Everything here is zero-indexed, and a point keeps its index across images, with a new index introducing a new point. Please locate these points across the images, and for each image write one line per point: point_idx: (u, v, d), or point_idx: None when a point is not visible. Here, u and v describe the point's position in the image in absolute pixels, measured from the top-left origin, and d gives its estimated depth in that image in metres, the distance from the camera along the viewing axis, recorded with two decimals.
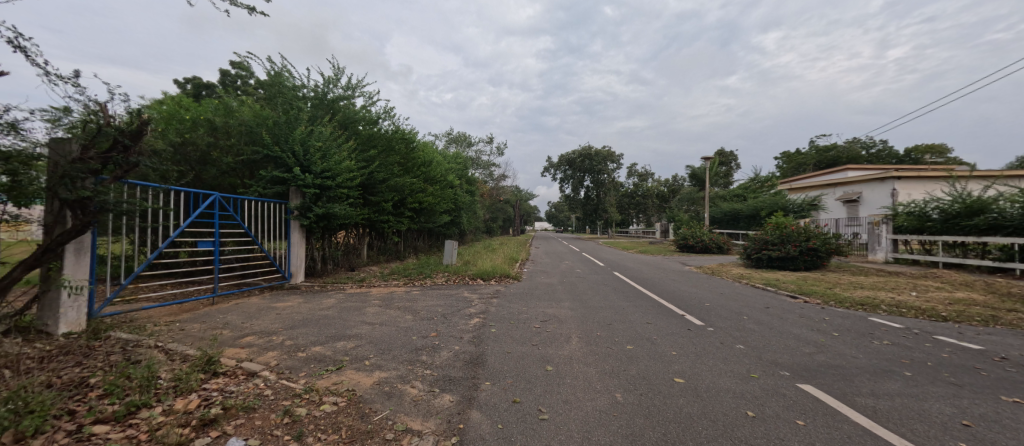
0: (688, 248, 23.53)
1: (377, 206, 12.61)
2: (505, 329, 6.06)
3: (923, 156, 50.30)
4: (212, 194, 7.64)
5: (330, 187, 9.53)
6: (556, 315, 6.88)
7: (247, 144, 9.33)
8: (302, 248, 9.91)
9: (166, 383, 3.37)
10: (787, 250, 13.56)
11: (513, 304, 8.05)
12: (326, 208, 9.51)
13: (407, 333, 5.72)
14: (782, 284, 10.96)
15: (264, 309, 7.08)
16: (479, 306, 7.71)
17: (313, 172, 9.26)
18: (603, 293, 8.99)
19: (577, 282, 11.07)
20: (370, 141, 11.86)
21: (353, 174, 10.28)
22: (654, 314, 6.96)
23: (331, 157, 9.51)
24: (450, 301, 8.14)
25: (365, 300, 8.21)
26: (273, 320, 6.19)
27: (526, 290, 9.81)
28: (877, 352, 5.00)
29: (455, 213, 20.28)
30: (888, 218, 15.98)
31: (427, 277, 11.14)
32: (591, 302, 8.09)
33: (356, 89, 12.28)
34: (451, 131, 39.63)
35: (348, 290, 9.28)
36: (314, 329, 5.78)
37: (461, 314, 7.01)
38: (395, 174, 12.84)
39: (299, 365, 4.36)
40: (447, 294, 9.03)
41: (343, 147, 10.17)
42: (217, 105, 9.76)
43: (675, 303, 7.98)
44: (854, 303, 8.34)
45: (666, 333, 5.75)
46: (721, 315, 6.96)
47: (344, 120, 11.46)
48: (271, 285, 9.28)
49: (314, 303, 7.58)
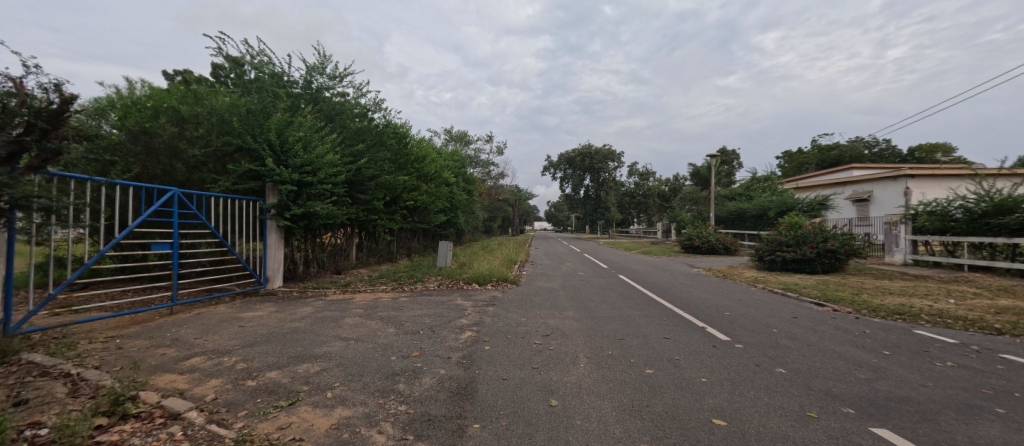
0: (694, 249, 22.66)
1: (365, 204, 11.75)
2: (501, 346, 5.21)
3: (929, 155, 49.61)
4: (169, 190, 6.76)
5: (311, 182, 8.69)
6: (559, 329, 6.04)
7: (218, 135, 8.47)
8: (281, 250, 9.00)
9: (41, 438, 2.52)
10: (803, 252, 12.72)
11: (511, 313, 7.20)
12: (306, 206, 8.66)
13: (385, 352, 4.87)
14: (803, 289, 10.12)
15: (227, 321, 6.22)
16: (473, 317, 6.86)
17: (292, 165, 8.42)
18: (611, 301, 8.11)
19: (581, 286, 10.23)
20: (358, 134, 11.01)
21: (337, 169, 9.45)
22: (671, 327, 6.12)
23: (312, 150, 8.68)
24: (440, 310, 7.28)
25: (345, 308, 7.34)
26: (232, 336, 5.33)
27: (525, 296, 8.96)
28: (947, 379, 4.17)
29: (451, 213, 19.41)
30: (907, 218, 15.26)
31: (418, 281, 10.26)
32: (598, 311, 7.24)
33: (343, 79, 11.43)
34: (449, 129, 38.77)
35: (330, 297, 8.41)
36: (276, 347, 4.92)
37: (451, 326, 6.15)
38: (385, 171, 12.00)
39: (243, 399, 3.50)
40: (439, 301, 8.16)
41: (326, 139, 9.34)
42: (185, 93, 8.87)
43: (692, 313, 7.14)
44: (890, 313, 7.51)
45: (690, 351, 4.92)
46: (747, 328, 6.12)
47: (329, 111, 10.61)
48: (244, 292, 8.41)
49: (287, 314, 6.72)
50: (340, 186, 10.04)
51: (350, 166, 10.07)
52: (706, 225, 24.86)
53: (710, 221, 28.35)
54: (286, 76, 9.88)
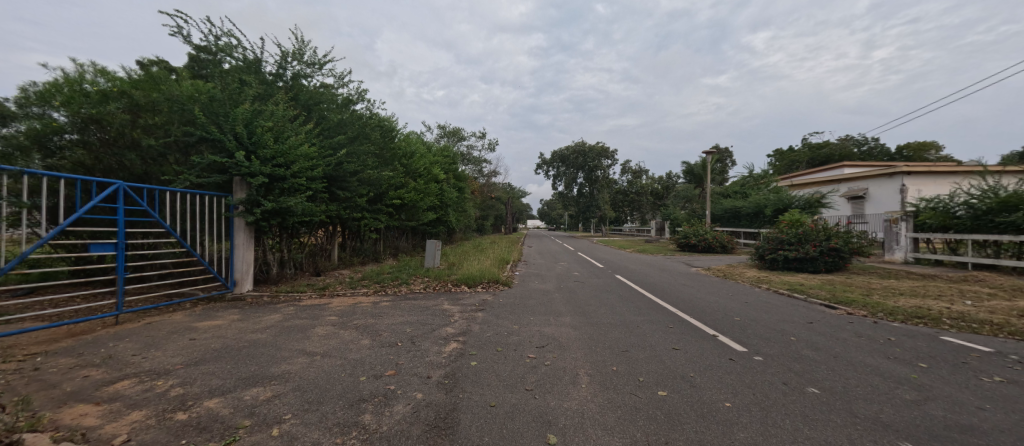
0: (689, 247, 22.20)
1: (347, 201, 10.99)
2: (490, 361, 4.55)
3: (918, 154, 50.01)
4: (112, 184, 5.98)
5: (283, 175, 7.94)
6: (556, 339, 5.39)
7: (178, 124, 7.68)
8: (250, 251, 8.22)
9: None
10: (806, 251, 12.22)
11: (502, 319, 6.52)
12: (278, 202, 7.89)
13: (355, 370, 4.18)
14: (810, 290, 9.61)
15: (179, 332, 5.47)
16: (461, 325, 6.18)
17: (262, 158, 7.66)
18: (611, 306, 7.48)
19: (577, 288, 9.61)
20: (338, 125, 10.25)
21: (314, 162, 8.70)
22: (679, 335, 5.51)
23: (285, 141, 7.92)
24: (424, 317, 6.58)
25: (318, 315, 6.61)
26: (177, 352, 4.59)
27: (518, 299, 8.28)
28: (1005, 399, 3.60)
29: (441, 211, 18.66)
30: (908, 215, 14.89)
31: (403, 284, 9.54)
32: (597, 316, 6.62)
33: (323, 67, 10.67)
34: (442, 125, 37.93)
35: (304, 302, 7.66)
36: (226, 366, 4.20)
37: (435, 336, 5.47)
38: (369, 165, 11.26)
39: (165, 439, 2.80)
40: (424, 306, 7.45)
41: (301, 130, 8.59)
42: (141, 77, 8.02)
43: (699, 318, 6.56)
44: (909, 316, 6.99)
45: (705, 366, 4.32)
46: (763, 336, 5.54)
47: (306, 101, 9.85)
48: (208, 297, 7.63)
49: (250, 323, 5.99)
50: (318, 181, 9.31)
51: (329, 159, 9.34)
52: (702, 223, 24.38)
53: (706, 219, 27.95)
54: (259, 62, 9.10)
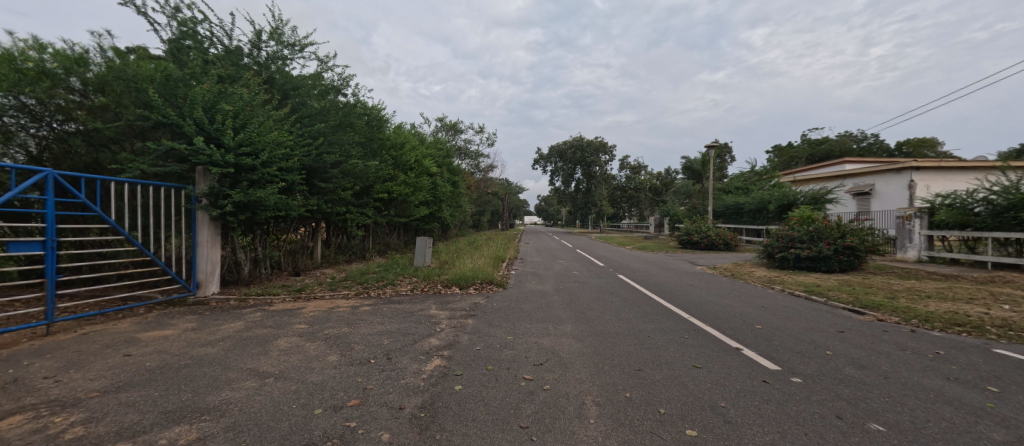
0: (692, 244, 21.51)
1: (329, 194, 10.17)
2: (478, 384, 3.80)
3: (918, 150, 49.52)
4: (41, 173, 5.16)
5: (252, 165, 7.13)
6: (556, 354, 4.64)
7: (131, 107, 6.85)
8: (216, 250, 7.41)
9: None
10: (819, 249, 11.52)
11: (495, 328, 5.76)
12: (245, 194, 7.09)
13: (311, 398, 3.41)
14: (828, 292, 8.90)
15: (116, 345, 4.68)
16: (447, 335, 5.40)
17: (227, 145, 6.83)
18: (615, 311, 6.74)
19: (578, 290, 8.88)
20: (318, 112, 9.37)
21: (288, 151, 7.89)
22: (698, 349, 4.79)
23: (252, 127, 7.10)
24: (406, 325, 5.82)
25: (286, 322, 5.84)
26: (100, 374, 3.81)
27: (513, 303, 7.52)
28: None
29: (435, 206, 17.86)
30: (922, 212, 14.23)
31: (388, 285, 8.76)
32: (602, 324, 5.88)
33: (303, 49, 9.64)
34: (438, 117, 36.88)
35: (275, 307, 6.87)
36: (153, 393, 3.43)
37: (415, 350, 4.71)
38: (352, 156, 10.43)
39: None
40: (408, 312, 6.67)
41: (273, 115, 7.75)
42: (88, 53, 7.12)
43: (715, 327, 5.84)
44: (949, 323, 6.28)
45: (737, 391, 3.58)
46: (794, 349, 4.82)
47: (283, 86, 8.94)
48: (168, 301, 6.83)
49: (204, 334, 5.20)
50: (295, 172, 8.50)
51: (307, 149, 8.51)
52: (705, 220, 23.69)
53: (707, 216, 27.29)
54: (229, 42, 8.20)
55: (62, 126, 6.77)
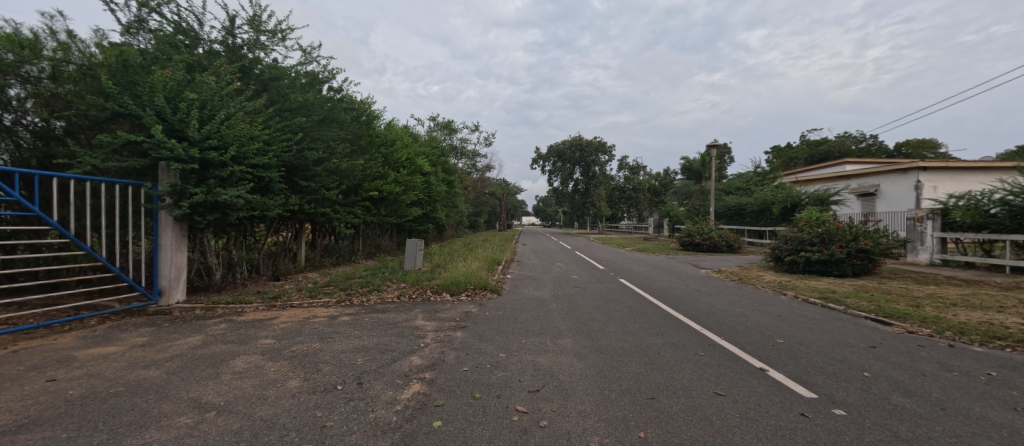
0: (694, 246, 20.93)
1: (312, 193, 9.54)
2: (461, 419, 3.16)
3: (918, 151, 49.12)
4: None
5: (221, 160, 6.49)
6: (554, 377, 4.01)
7: (84, 95, 6.19)
8: (181, 254, 6.74)
9: None
10: (831, 252, 10.92)
11: (486, 343, 5.13)
12: (212, 193, 6.45)
13: (252, 441, 2.77)
14: (846, 299, 8.30)
15: (42, 367, 4.02)
16: (431, 352, 4.76)
17: (191, 137, 6.18)
18: (619, 322, 6.12)
19: (578, 297, 8.26)
20: (300, 105, 8.75)
21: (262, 146, 7.24)
22: (716, 370, 4.17)
23: (219, 118, 6.45)
24: (387, 340, 5.18)
25: (252, 337, 5.19)
26: (6, 407, 3.16)
27: (508, 312, 6.89)
28: None
29: (429, 207, 17.21)
30: (935, 214, 13.60)
31: (373, 291, 8.12)
32: (606, 339, 5.26)
33: (284, 38, 8.98)
34: (434, 116, 36.15)
35: (244, 317, 6.21)
36: (59, 436, 2.79)
37: (392, 373, 4.07)
38: (336, 154, 9.79)
39: None
40: (391, 323, 6.02)
41: (245, 106, 7.10)
42: (35, 36, 6.42)
43: (732, 342, 5.23)
44: (989, 336, 5.66)
45: (773, 429, 2.95)
46: (825, 371, 4.23)
47: (261, 77, 8.34)
48: (124, 311, 6.17)
49: (152, 352, 4.55)
50: (272, 169, 7.88)
51: (285, 144, 7.89)
52: (707, 221, 23.12)
53: (708, 217, 26.74)
54: (199, 28, 7.55)
55: (30, 120, 6.19)
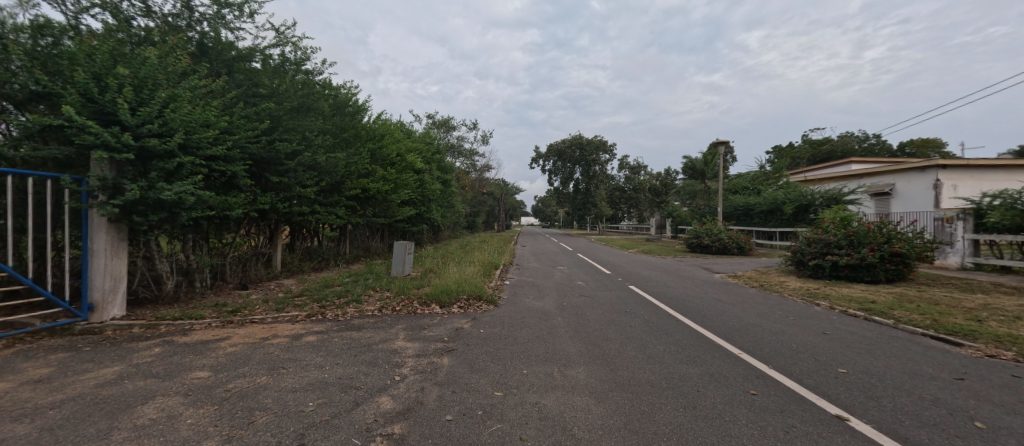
0: (702, 248, 19.91)
1: (286, 190, 8.52)
2: None
3: (924, 150, 48.21)
4: None
5: (165, 150, 5.46)
6: (567, 431, 2.99)
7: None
8: (119, 261, 5.70)
9: None
10: (861, 256, 9.90)
11: (478, 374, 4.11)
12: (152, 189, 5.40)
13: None
14: (892, 310, 7.27)
15: None
16: (407, 390, 3.72)
17: (125, 122, 5.16)
18: (639, 343, 5.11)
19: (586, 308, 7.24)
20: (270, 90, 7.77)
21: (217, 135, 6.21)
22: (781, 420, 3.15)
23: (160, 99, 5.40)
24: (355, 371, 4.14)
25: (186, 367, 4.14)
26: None
27: (506, 329, 5.85)
28: None
29: (422, 206, 16.17)
30: (967, 214, 12.59)
31: (351, 303, 7.07)
32: (628, 369, 4.23)
33: (253, 15, 7.98)
34: (430, 114, 35.09)
35: (189, 337, 5.17)
36: None
37: (350, 426, 3.02)
38: (312, 146, 8.77)
39: None
40: (364, 345, 4.96)
41: (197, 87, 6.08)
42: None
43: (783, 371, 4.22)
44: None
45: None
46: (923, 420, 3.22)
47: (225, 58, 7.36)
48: (44, 330, 5.11)
49: (43, 393, 3.50)
50: (235, 163, 6.86)
51: (250, 133, 6.89)
52: (715, 221, 22.08)
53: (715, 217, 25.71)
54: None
55: None
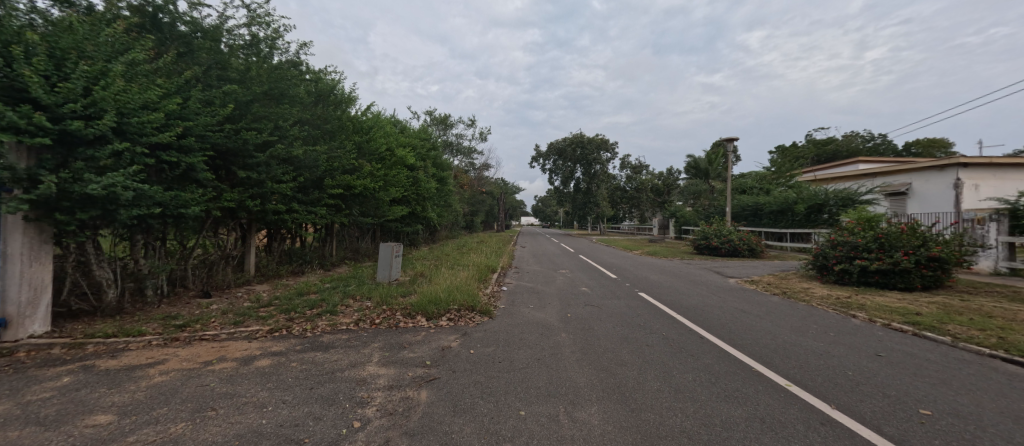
0: (711, 250, 19.00)
1: (257, 186, 7.60)
2: None
3: (932, 150, 47.22)
4: None
5: (92, 134, 4.54)
6: None
7: None
8: (41, 267, 4.78)
9: None
10: (895, 260, 8.98)
11: (462, 418, 3.18)
12: (77, 181, 4.48)
13: None
14: (945, 325, 6.34)
15: None
16: (367, 444, 2.80)
17: (39, 99, 4.24)
18: (661, 370, 4.20)
19: (594, 321, 6.33)
20: (236, 72, 6.89)
21: (162, 119, 5.28)
22: None
23: (84, 71, 4.47)
24: (304, 413, 3.21)
25: (87, 406, 3.22)
26: None
27: (503, 350, 4.94)
28: None
29: (416, 205, 15.26)
30: (1001, 215, 11.67)
31: (325, 315, 6.15)
32: (652, 410, 3.31)
33: None
34: (429, 110, 34.22)
35: (117, 361, 4.25)
36: None
37: None
38: (287, 137, 7.87)
39: None
40: (327, 373, 4.05)
41: (137, 61, 5.15)
42: None
43: (852, 413, 3.30)
44: None
45: None
46: None
47: (181, 35, 6.49)
48: None
49: None
50: (191, 153, 5.95)
51: (208, 119, 5.98)
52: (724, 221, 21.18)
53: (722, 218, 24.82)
54: None
55: None
